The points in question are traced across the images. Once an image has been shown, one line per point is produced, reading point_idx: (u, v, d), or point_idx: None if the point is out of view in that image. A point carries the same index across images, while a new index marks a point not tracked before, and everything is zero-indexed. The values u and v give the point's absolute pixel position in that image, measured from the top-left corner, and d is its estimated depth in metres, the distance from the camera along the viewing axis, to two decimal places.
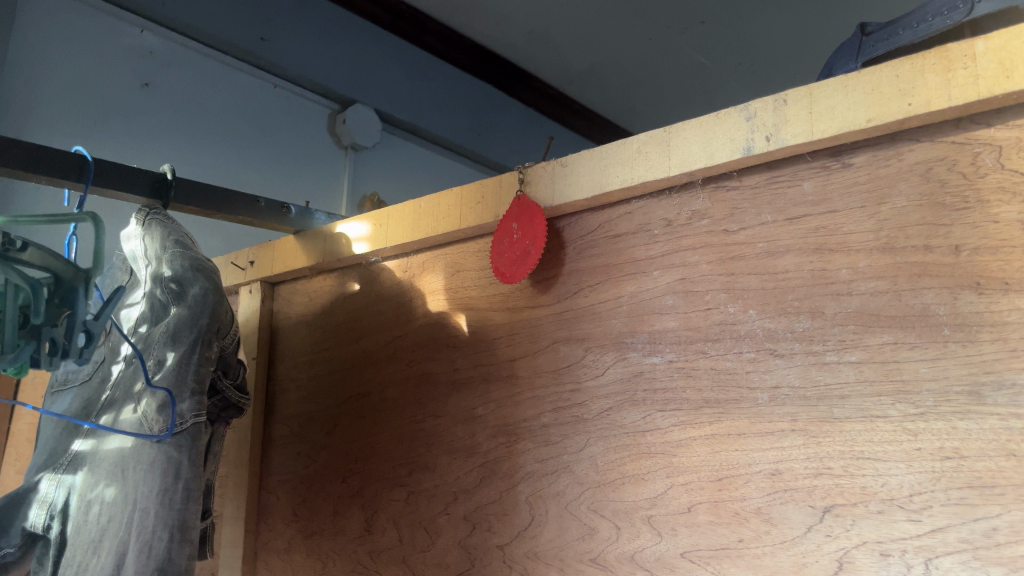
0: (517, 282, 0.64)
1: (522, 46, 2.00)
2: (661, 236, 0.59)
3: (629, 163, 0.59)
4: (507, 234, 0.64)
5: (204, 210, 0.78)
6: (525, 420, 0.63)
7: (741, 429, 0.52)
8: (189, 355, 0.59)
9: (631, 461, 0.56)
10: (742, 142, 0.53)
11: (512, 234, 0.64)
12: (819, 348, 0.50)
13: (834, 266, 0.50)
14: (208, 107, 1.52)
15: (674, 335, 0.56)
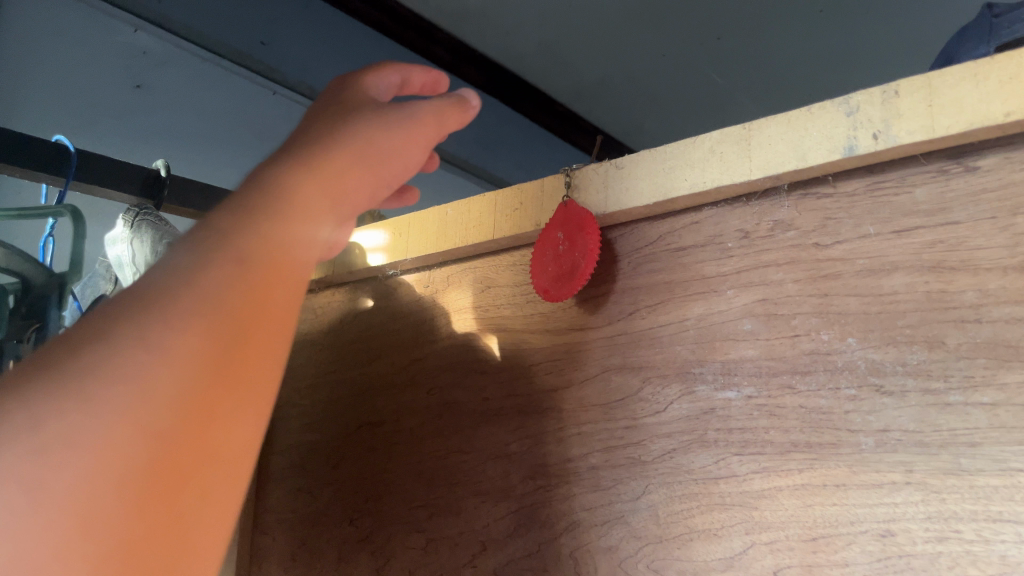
0: (562, 301, 0.56)
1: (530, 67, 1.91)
2: (735, 250, 0.50)
3: (700, 165, 0.50)
4: (551, 244, 0.56)
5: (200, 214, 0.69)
6: (570, 460, 0.54)
7: (840, 480, 0.44)
8: None
9: (701, 513, 0.48)
10: (842, 141, 0.45)
11: (557, 243, 0.56)
12: (939, 386, 0.42)
13: (955, 288, 0.42)
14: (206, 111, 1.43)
15: (754, 366, 0.48)
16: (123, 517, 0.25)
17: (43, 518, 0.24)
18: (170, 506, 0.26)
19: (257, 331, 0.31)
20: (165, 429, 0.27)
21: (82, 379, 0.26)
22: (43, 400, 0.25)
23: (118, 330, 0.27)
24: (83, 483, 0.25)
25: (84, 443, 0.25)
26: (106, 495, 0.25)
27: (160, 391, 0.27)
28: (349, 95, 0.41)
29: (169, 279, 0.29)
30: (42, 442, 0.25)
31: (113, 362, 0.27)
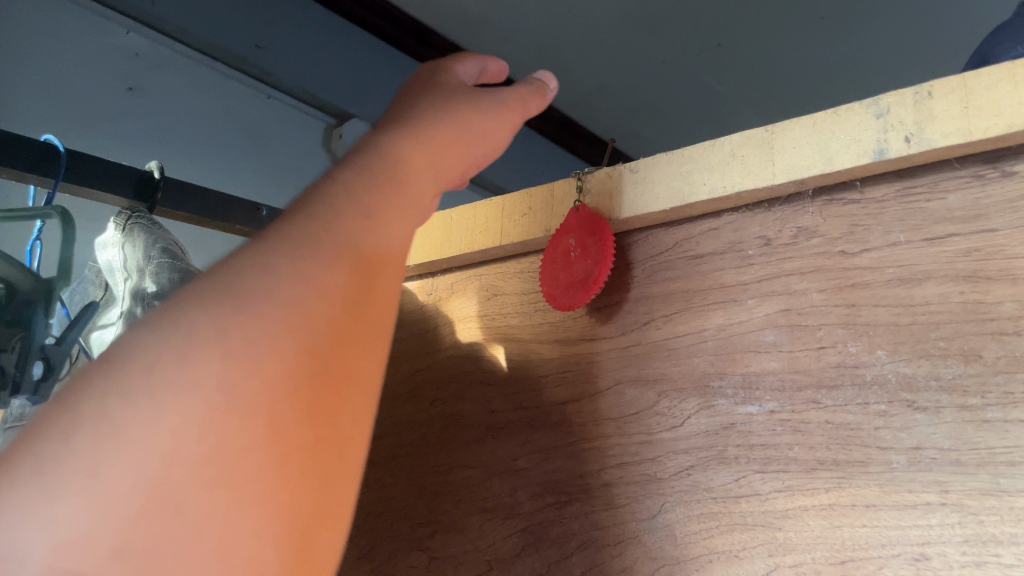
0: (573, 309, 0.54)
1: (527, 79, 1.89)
2: (756, 257, 0.49)
3: (719, 169, 0.48)
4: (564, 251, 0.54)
5: (195, 218, 0.67)
6: (581, 476, 0.52)
7: (870, 501, 0.42)
8: None
9: (721, 533, 0.46)
10: (871, 144, 0.43)
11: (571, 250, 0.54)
12: (976, 402, 0.40)
13: (992, 298, 0.40)
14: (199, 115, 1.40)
15: (777, 379, 0.46)
16: (293, 428, 0.26)
17: (232, 419, 0.25)
18: (325, 421, 0.27)
19: (385, 268, 0.32)
20: (322, 347, 0.28)
21: (248, 298, 0.27)
22: (219, 313, 0.27)
23: (274, 257, 0.29)
24: (261, 388, 0.26)
25: (257, 353, 0.26)
26: (282, 401, 0.26)
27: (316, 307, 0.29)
28: (445, 78, 0.44)
29: (310, 215, 0.31)
30: (220, 349, 0.26)
31: (274, 284, 0.28)
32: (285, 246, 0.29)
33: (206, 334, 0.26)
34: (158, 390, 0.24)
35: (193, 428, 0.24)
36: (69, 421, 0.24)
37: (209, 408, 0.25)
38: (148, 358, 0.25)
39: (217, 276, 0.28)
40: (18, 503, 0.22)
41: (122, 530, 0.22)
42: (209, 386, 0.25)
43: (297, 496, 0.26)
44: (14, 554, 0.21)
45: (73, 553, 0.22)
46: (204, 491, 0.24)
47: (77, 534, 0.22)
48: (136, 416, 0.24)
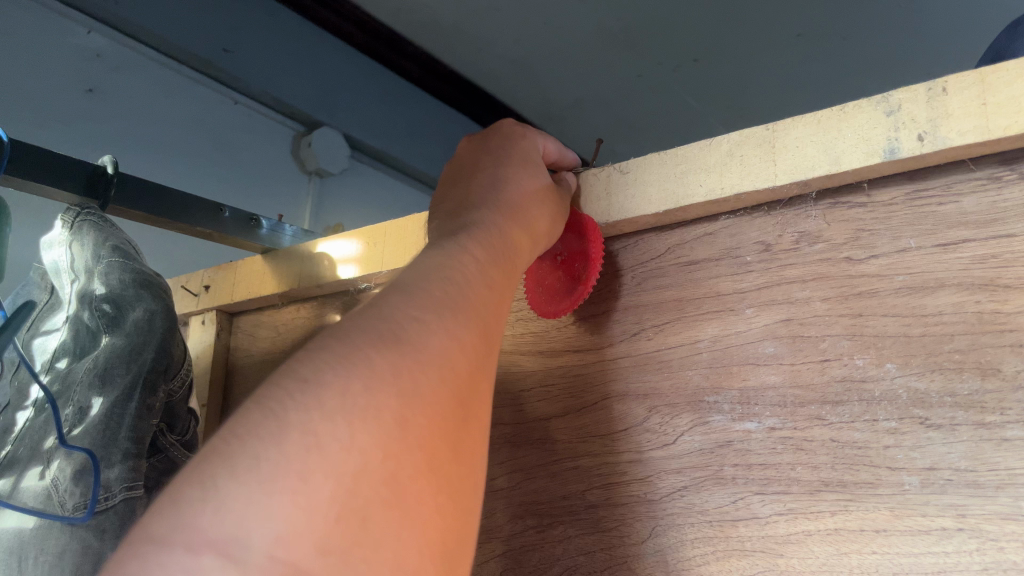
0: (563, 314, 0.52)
1: (502, 90, 1.85)
2: (754, 264, 0.46)
3: (716, 170, 0.46)
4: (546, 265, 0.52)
5: (150, 218, 0.62)
6: (564, 497, 0.49)
7: (880, 525, 0.38)
8: (123, 401, 0.49)
9: (717, 560, 0.42)
10: (881, 143, 0.40)
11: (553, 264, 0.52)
12: (994, 419, 0.37)
13: (1012, 308, 0.38)
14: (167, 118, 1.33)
15: (777, 394, 0.43)
16: (445, 463, 0.29)
17: (404, 447, 0.27)
18: (465, 461, 0.30)
19: (499, 327, 0.35)
20: (464, 391, 0.31)
21: (414, 340, 0.30)
22: (391, 349, 0.29)
23: (426, 306, 0.32)
24: (426, 422, 0.28)
25: (423, 391, 0.29)
26: (439, 436, 0.29)
27: (462, 359, 0.31)
28: (525, 145, 0.49)
29: (446, 274, 0.34)
30: (397, 383, 0.28)
31: (431, 330, 0.31)
32: (431, 297, 0.32)
33: (386, 367, 0.28)
34: (352, 412, 0.26)
35: (376, 450, 0.26)
36: (275, 430, 0.25)
37: (389, 434, 0.27)
38: (340, 383, 0.27)
39: (381, 317, 0.30)
40: (235, 497, 0.23)
41: (323, 532, 0.24)
42: (389, 414, 0.27)
43: (445, 524, 0.28)
44: (238, 540, 0.22)
45: (288, 546, 0.23)
46: (384, 509, 0.26)
47: (289, 529, 0.23)
48: (332, 434, 0.26)
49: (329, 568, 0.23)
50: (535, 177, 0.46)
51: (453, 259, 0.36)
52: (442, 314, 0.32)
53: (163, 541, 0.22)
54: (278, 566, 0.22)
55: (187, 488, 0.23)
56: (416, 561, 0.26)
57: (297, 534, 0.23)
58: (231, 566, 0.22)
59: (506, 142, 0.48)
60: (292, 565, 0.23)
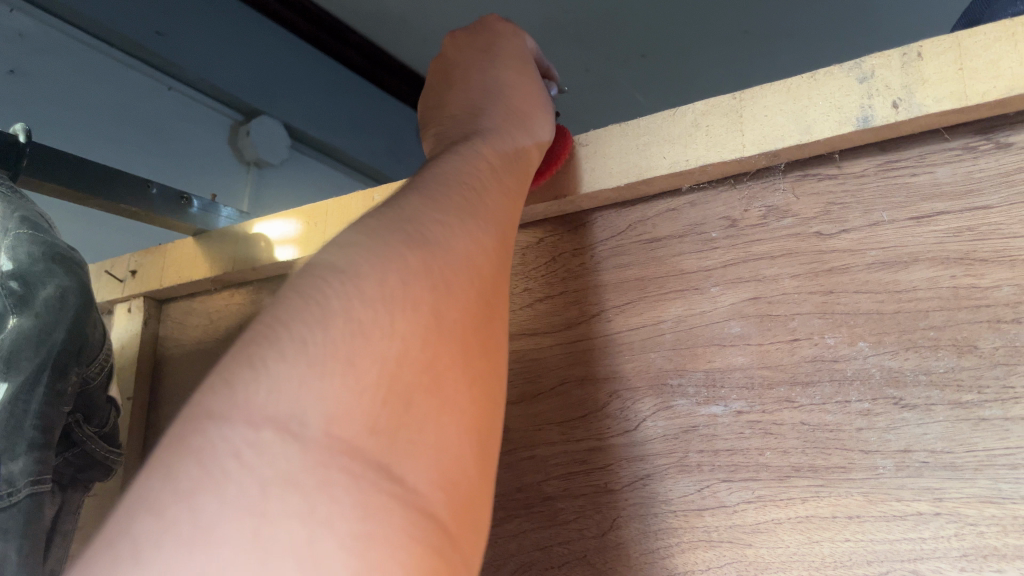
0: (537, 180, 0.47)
1: None
2: (719, 240, 0.44)
3: (680, 141, 0.43)
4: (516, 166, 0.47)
5: (67, 193, 0.57)
6: (520, 489, 0.46)
7: (853, 512, 0.37)
8: (27, 390, 0.44)
9: (682, 552, 0.40)
10: (854, 111, 0.38)
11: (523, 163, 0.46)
12: (971, 398, 0.35)
13: (988, 282, 0.36)
14: (107, 103, 1.22)
15: (744, 376, 0.41)
16: (481, 359, 0.27)
17: (444, 335, 0.25)
18: (498, 362, 0.28)
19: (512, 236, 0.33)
20: (488, 294, 0.29)
21: (438, 243, 0.28)
22: (420, 244, 0.27)
23: (444, 210, 0.30)
24: (460, 313, 0.26)
25: (453, 287, 0.27)
26: (472, 330, 0.27)
27: (483, 261, 0.29)
28: (509, 47, 0.47)
29: (459, 181, 0.32)
30: (428, 275, 0.26)
31: (451, 232, 0.29)
32: (448, 202, 0.31)
33: (419, 259, 0.26)
34: (391, 296, 0.25)
35: (418, 336, 0.24)
36: (316, 316, 0.23)
37: (427, 322, 0.25)
38: (374, 268, 0.25)
39: (403, 216, 0.28)
40: (288, 376, 0.21)
41: (374, 413, 0.22)
42: (425, 301, 0.25)
43: (485, 419, 0.26)
44: (295, 416, 0.21)
45: (344, 424, 0.21)
46: (430, 396, 0.24)
47: (342, 410, 0.21)
48: (372, 317, 0.24)
49: (382, 448, 0.22)
50: (540, 91, 0.45)
51: (466, 164, 0.34)
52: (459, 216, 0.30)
53: (220, 419, 0.21)
54: (335, 444, 0.21)
55: (234, 371, 0.22)
56: (465, 451, 0.24)
57: (348, 412, 0.21)
58: (290, 442, 0.20)
59: (505, 50, 0.46)
60: (348, 443, 0.21)
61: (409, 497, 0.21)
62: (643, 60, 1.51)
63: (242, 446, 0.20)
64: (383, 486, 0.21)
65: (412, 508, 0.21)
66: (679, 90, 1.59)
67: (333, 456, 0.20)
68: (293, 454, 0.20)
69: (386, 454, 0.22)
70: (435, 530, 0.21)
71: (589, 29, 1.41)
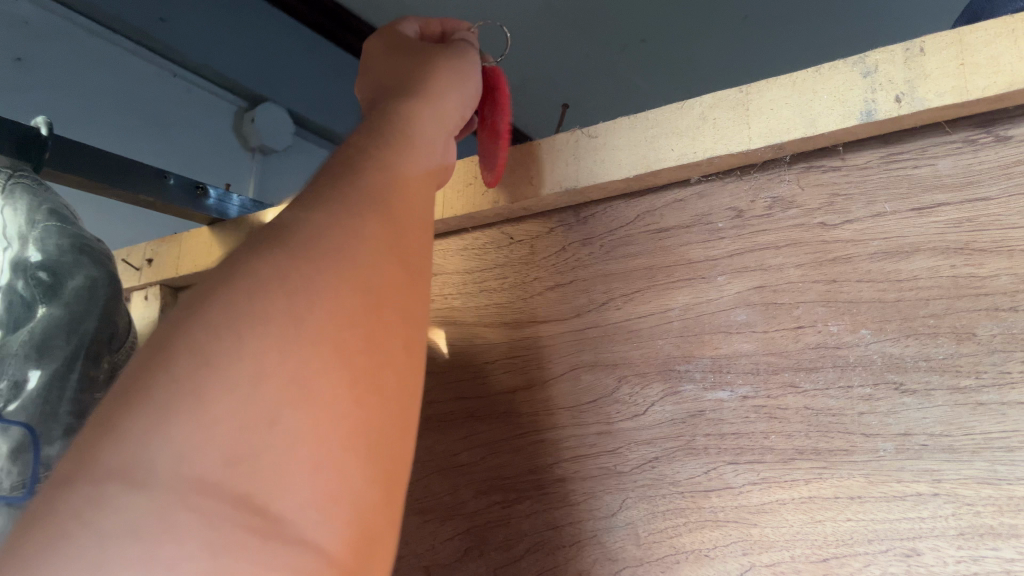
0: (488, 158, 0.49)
1: None
2: (726, 230, 0.45)
3: (689, 134, 0.45)
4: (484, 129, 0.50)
5: (87, 184, 0.58)
6: (531, 471, 0.48)
7: (855, 493, 0.38)
8: (62, 374, 0.46)
9: (689, 532, 0.41)
10: (858, 105, 0.40)
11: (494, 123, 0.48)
12: (969, 383, 0.37)
13: (987, 272, 0.37)
14: (114, 90, 1.23)
15: (750, 362, 0.42)
16: (370, 356, 0.25)
17: (314, 342, 0.23)
18: (396, 353, 0.26)
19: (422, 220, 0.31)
20: (380, 282, 0.27)
21: (306, 245, 0.26)
22: (285, 252, 0.25)
23: (318, 208, 0.28)
24: (337, 313, 0.25)
25: (326, 288, 0.25)
26: (355, 328, 0.25)
27: (370, 249, 0.27)
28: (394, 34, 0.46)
29: (344, 172, 0.30)
30: (291, 283, 0.24)
31: (326, 227, 0.27)
32: (326, 196, 0.29)
33: (288, 272, 0.25)
34: (248, 321, 0.23)
35: (279, 351, 0.23)
36: (161, 353, 0.22)
37: (293, 333, 0.23)
38: (234, 296, 0.24)
39: (270, 230, 0.27)
40: (130, 423, 0.20)
41: (232, 441, 0.21)
42: (290, 316, 0.24)
43: (384, 423, 0.24)
44: (139, 460, 0.19)
45: (193, 458, 0.20)
46: (302, 408, 0.22)
47: (191, 443, 0.20)
48: (224, 342, 0.22)
49: (244, 476, 0.20)
50: (437, 49, 0.43)
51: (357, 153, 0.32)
52: (350, 210, 0.28)
53: (59, 481, 0.19)
54: (186, 481, 0.19)
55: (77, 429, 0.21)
56: (350, 456, 0.23)
57: (205, 443, 0.20)
58: (130, 490, 0.19)
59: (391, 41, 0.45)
60: (199, 477, 0.20)
61: (273, 526, 0.20)
62: (645, 44, 1.50)
63: (81, 505, 0.19)
64: (242, 515, 0.20)
65: (277, 536, 0.20)
66: (682, 75, 1.59)
67: (183, 494, 0.19)
68: (135, 501, 0.19)
69: (249, 483, 0.20)
70: (301, 555, 0.20)
71: (591, 14, 1.42)
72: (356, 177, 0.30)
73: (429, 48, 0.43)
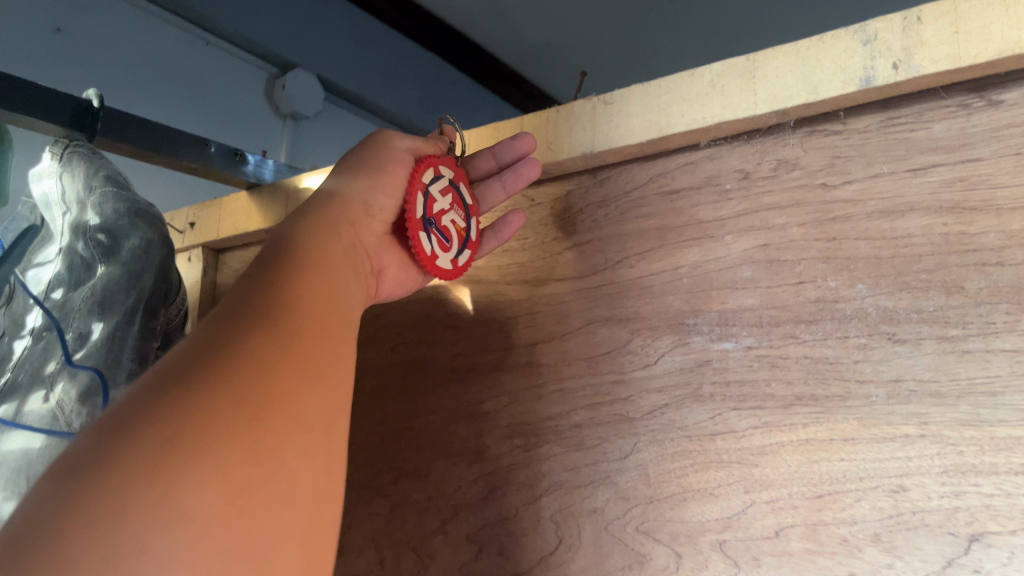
0: (450, 256, 0.51)
1: None
2: (733, 191, 0.48)
3: (699, 100, 0.47)
4: (463, 216, 0.53)
5: (136, 152, 0.62)
6: (549, 418, 0.51)
7: (848, 434, 0.41)
8: (123, 326, 0.51)
9: (696, 472, 0.45)
10: (858, 72, 0.42)
11: (436, 203, 0.51)
12: (957, 333, 0.39)
13: (976, 229, 0.40)
14: (150, 59, 1.26)
15: (753, 315, 0.45)
16: (241, 475, 0.28)
17: (183, 468, 0.27)
18: (270, 470, 0.30)
19: (320, 337, 0.36)
20: (256, 406, 0.31)
21: (183, 389, 0.30)
22: (161, 398, 0.29)
23: (199, 354, 0.32)
24: (209, 441, 0.28)
25: (199, 421, 0.29)
26: (225, 451, 0.28)
27: (250, 377, 0.32)
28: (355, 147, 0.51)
29: (233, 312, 0.35)
30: (164, 424, 0.28)
31: (204, 369, 0.31)
32: (209, 341, 0.33)
33: (175, 397, 0.29)
34: (130, 437, 0.28)
35: (147, 482, 0.26)
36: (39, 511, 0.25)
37: (162, 465, 0.27)
38: (127, 421, 0.28)
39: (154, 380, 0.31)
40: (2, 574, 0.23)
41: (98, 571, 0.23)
42: (167, 427, 0.28)
43: (250, 520, 0.28)
44: None
45: None
46: (170, 531, 0.25)
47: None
48: (97, 485, 0.26)
49: None
50: (368, 161, 0.49)
51: (249, 292, 0.36)
52: (240, 332, 0.33)
53: None
54: None
55: None
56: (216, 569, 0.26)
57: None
58: None
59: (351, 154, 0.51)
60: None
61: None
62: (671, 5, 1.51)
63: None
64: None
65: None
66: (709, 35, 1.59)
67: None
68: None
69: None
70: None
71: None
72: (245, 312, 0.35)
73: (363, 164, 0.49)
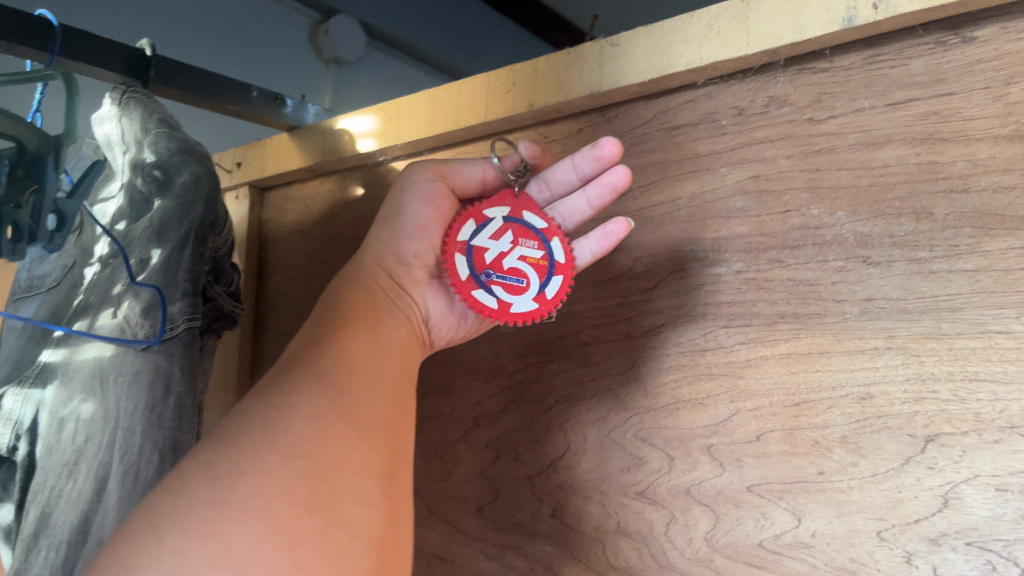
0: (530, 289, 0.51)
1: None
2: (729, 126, 0.51)
3: (697, 41, 0.50)
4: (538, 244, 0.51)
5: (187, 97, 0.68)
6: (559, 338, 0.56)
7: (824, 347, 0.45)
8: (176, 252, 0.57)
9: (688, 384, 0.50)
10: (841, 12, 0.45)
11: (489, 252, 0.52)
12: (925, 255, 0.43)
13: (946, 158, 0.43)
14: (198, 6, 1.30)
15: (744, 242, 0.49)
16: (296, 525, 0.34)
17: (237, 523, 0.33)
18: (324, 516, 0.35)
19: (364, 392, 0.42)
20: (306, 462, 0.37)
21: (240, 452, 0.36)
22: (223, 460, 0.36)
23: (256, 419, 0.38)
24: (263, 499, 0.34)
25: (254, 481, 0.35)
26: (280, 507, 0.34)
27: (301, 436, 0.38)
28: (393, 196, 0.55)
29: (285, 378, 0.41)
30: (224, 484, 0.34)
31: (257, 433, 0.37)
32: (266, 406, 0.39)
33: (235, 457, 0.36)
34: (193, 500, 0.34)
35: (210, 538, 0.32)
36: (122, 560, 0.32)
37: (220, 522, 0.33)
38: (194, 482, 0.35)
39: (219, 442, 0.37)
40: None
41: None
42: (228, 488, 0.34)
43: (304, 564, 0.33)
44: None
45: None
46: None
47: None
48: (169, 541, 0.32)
49: None
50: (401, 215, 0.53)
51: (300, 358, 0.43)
52: (292, 396, 0.40)
53: None
54: None
55: None
56: None
57: None
58: None
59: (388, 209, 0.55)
60: None
61: None
62: None
63: None
64: None
65: None
66: None
67: None
68: None
69: None
70: None
71: None
72: (293, 378, 0.41)
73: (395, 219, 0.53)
